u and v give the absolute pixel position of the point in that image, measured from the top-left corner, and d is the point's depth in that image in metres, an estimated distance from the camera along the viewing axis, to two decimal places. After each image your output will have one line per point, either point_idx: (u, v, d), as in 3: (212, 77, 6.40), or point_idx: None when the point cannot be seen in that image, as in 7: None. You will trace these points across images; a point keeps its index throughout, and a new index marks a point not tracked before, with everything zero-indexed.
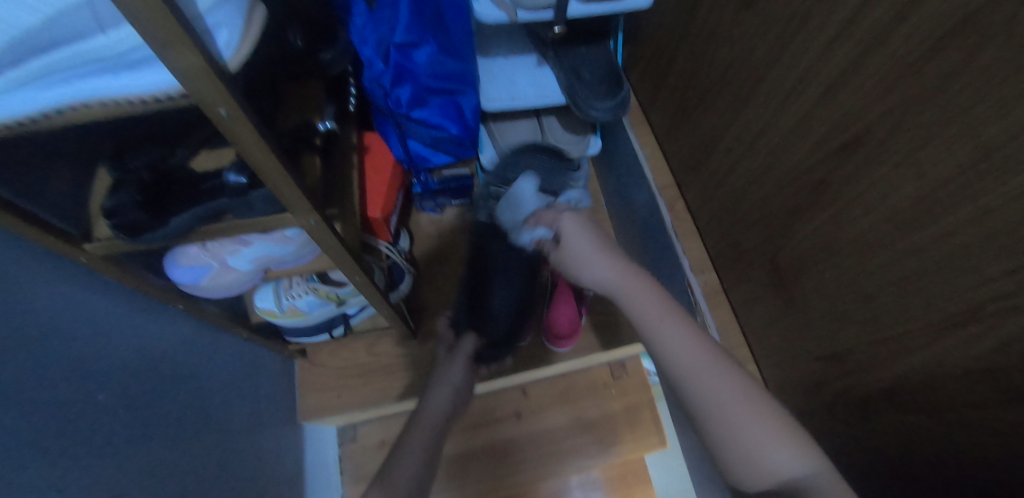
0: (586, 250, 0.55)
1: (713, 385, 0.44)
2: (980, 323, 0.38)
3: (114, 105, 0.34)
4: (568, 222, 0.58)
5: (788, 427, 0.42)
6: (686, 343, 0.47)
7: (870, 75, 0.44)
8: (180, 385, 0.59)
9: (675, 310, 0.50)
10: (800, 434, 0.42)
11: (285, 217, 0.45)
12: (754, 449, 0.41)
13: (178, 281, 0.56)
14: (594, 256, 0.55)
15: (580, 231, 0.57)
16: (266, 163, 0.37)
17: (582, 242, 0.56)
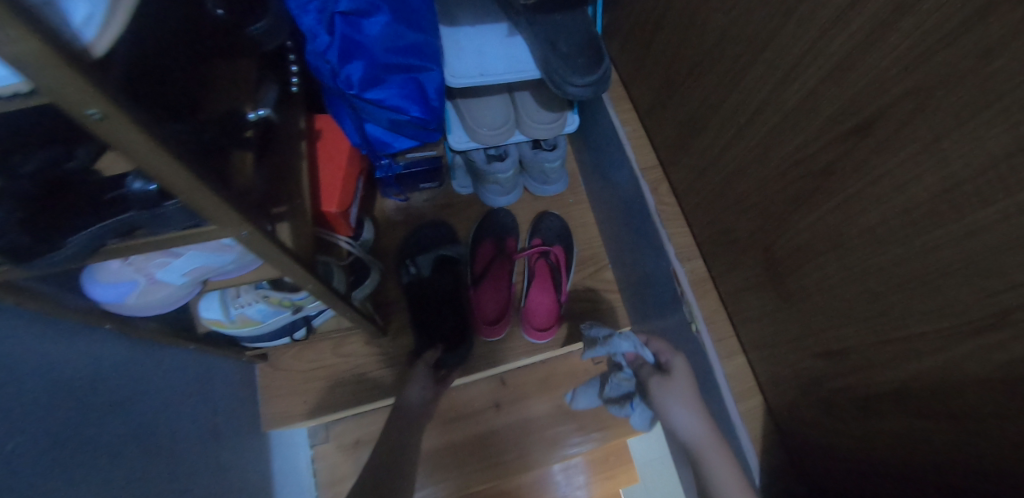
0: (688, 394, 0.58)
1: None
2: (1006, 330, 0.35)
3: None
4: (681, 362, 0.62)
5: None
6: None
7: (889, 51, 0.38)
8: (118, 413, 0.52)
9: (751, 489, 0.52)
10: None
11: (210, 229, 0.38)
12: None
13: (99, 300, 0.48)
14: (690, 403, 0.57)
15: (688, 376, 0.60)
16: (175, 170, 0.30)
17: (687, 384, 0.59)
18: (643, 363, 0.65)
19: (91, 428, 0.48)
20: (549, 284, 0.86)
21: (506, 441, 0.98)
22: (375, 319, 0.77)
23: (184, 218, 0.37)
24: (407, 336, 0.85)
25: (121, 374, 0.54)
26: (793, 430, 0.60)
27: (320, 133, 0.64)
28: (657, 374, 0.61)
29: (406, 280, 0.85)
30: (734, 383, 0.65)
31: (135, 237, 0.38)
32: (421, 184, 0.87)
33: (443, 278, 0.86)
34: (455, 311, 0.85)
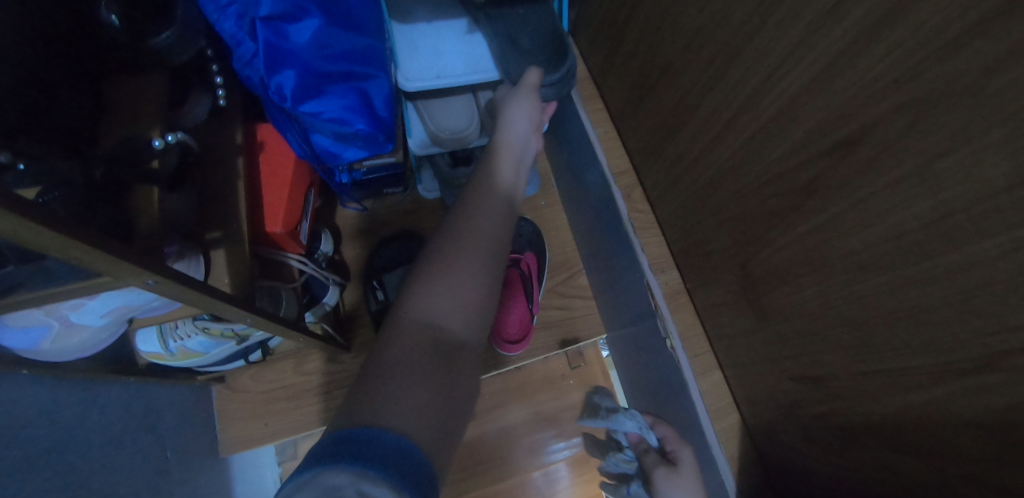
0: (692, 491, 0.59)
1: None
2: (999, 373, 0.32)
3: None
4: (688, 455, 0.64)
5: None
6: None
7: (877, 60, 0.34)
8: (54, 458, 0.47)
9: None
10: None
11: (106, 281, 0.32)
12: None
13: (9, 348, 0.43)
14: None
15: (693, 473, 0.62)
16: (34, 231, 0.25)
17: (690, 476, 0.61)
18: (648, 448, 0.68)
19: (25, 480, 0.43)
20: (524, 295, 0.83)
21: (482, 451, 0.95)
22: (335, 339, 0.72)
23: (71, 271, 0.32)
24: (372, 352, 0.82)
25: (59, 418, 0.49)
26: (770, 450, 0.58)
27: (263, 145, 0.59)
28: (664, 466, 0.63)
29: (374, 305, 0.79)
30: (710, 400, 0.63)
31: None
32: (384, 189, 0.82)
33: None
34: None
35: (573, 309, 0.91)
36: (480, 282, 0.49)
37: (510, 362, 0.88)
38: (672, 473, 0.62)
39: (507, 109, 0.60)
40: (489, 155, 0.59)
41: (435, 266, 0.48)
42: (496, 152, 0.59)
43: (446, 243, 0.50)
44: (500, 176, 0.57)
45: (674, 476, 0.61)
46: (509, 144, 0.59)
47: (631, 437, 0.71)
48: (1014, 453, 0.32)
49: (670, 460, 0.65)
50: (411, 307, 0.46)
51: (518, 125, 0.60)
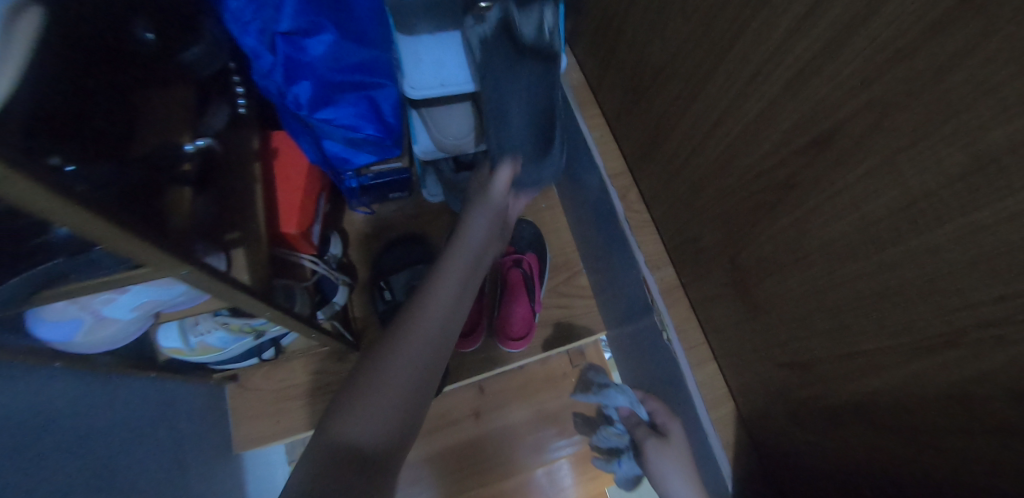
0: (678, 455, 0.70)
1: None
2: (962, 347, 0.35)
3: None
4: (677, 428, 0.72)
5: None
6: None
7: (845, 63, 0.38)
8: (72, 446, 0.50)
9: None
10: None
11: (143, 271, 0.36)
12: None
13: (45, 340, 0.46)
14: (680, 476, 0.67)
15: (682, 441, 0.71)
16: (87, 221, 0.28)
17: (678, 444, 0.71)
18: (639, 421, 0.77)
19: (42, 466, 0.46)
20: (526, 293, 0.86)
21: (486, 449, 0.97)
22: (344, 337, 0.75)
23: (114, 262, 0.36)
24: None
25: (79, 413, 0.52)
26: (763, 437, 0.60)
27: (277, 151, 0.62)
28: (654, 438, 0.73)
29: (381, 305, 0.82)
30: (705, 390, 0.66)
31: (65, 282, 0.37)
32: (389, 194, 0.85)
33: None
34: None
35: (574, 308, 0.94)
36: (406, 396, 0.50)
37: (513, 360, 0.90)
38: (661, 446, 0.71)
39: (467, 223, 0.66)
40: (442, 262, 0.62)
41: (366, 375, 0.51)
42: (448, 255, 0.62)
43: (385, 358, 0.52)
44: (452, 279, 0.60)
45: (663, 448, 0.71)
46: (464, 249, 0.63)
47: (624, 411, 0.81)
48: (980, 421, 0.35)
49: (660, 431, 0.74)
50: (332, 427, 0.48)
51: (474, 239, 0.65)
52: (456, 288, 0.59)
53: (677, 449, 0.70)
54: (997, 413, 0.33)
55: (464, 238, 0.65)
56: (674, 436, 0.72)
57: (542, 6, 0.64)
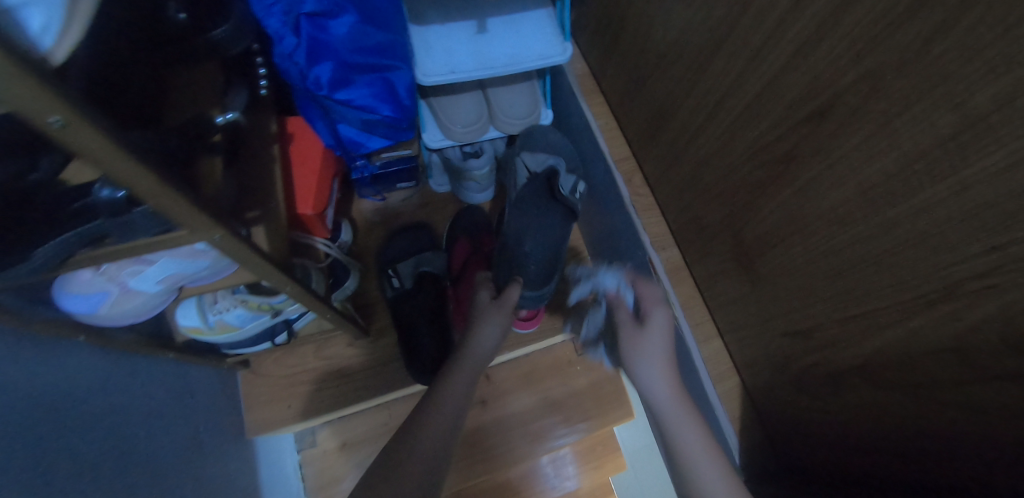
0: (658, 346, 0.61)
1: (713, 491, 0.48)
2: (957, 301, 0.37)
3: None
4: (661, 316, 0.63)
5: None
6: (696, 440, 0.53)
7: (840, 37, 0.40)
8: (98, 423, 0.51)
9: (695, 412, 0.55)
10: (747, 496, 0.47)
11: (180, 235, 0.38)
12: None
13: (71, 312, 0.47)
14: (658, 365, 0.59)
15: (661, 332, 0.62)
16: (134, 176, 0.30)
17: (656, 339, 0.61)
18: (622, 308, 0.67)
19: (73, 440, 0.47)
20: None
21: (495, 436, 0.99)
22: (355, 320, 0.77)
23: (149, 224, 0.37)
24: (389, 337, 0.86)
25: (99, 389, 0.53)
26: (767, 406, 0.63)
27: (294, 135, 0.64)
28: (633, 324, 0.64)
29: (387, 295, 0.83)
30: (711, 366, 0.68)
31: (104, 245, 0.38)
32: (398, 184, 0.87)
33: (424, 291, 0.83)
34: (437, 322, 0.83)
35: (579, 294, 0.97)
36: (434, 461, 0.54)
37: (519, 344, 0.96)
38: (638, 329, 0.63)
39: (479, 325, 0.68)
40: (450, 374, 0.63)
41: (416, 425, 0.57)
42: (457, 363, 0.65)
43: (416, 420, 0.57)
44: (463, 378, 0.63)
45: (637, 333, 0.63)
46: (489, 326, 0.69)
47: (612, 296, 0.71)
48: (970, 369, 0.37)
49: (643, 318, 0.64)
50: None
51: (483, 346, 0.66)
52: (466, 389, 0.62)
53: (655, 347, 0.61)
54: (981, 357, 0.36)
55: (472, 348, 0.66)
56: (653, 325, 0.62)
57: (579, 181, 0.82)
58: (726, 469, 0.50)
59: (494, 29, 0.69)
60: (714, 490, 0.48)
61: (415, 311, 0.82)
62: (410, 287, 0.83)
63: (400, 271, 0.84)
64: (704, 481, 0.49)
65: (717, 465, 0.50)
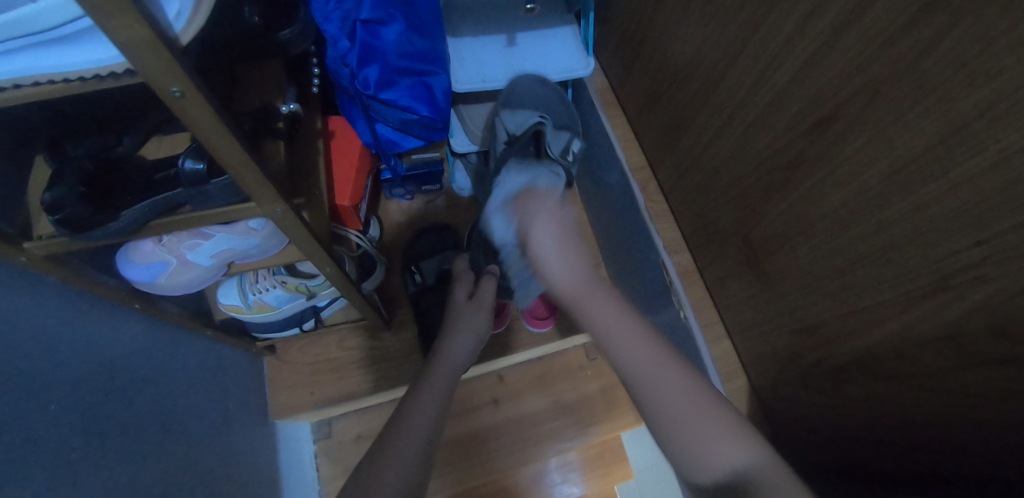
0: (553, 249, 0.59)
1: (672, 404, 0.46)
2: (948, 293, 0.40)
3: (15, 91, 0.30)
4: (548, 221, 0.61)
5: (743, 431, 0.43)
6: (636, 345, 0.51)
7: (842, 54, 0.45)
8: (143, 390, 0.55)
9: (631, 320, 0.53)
10: (747, 433, 0.43)
11: (249, 207, 0.43)
12: (699, 454, 0.43)
13: (132, 280, 0.52)
14: (559, 261, 0.58)
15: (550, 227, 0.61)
16: (223, 146, 0.35)
17: (550, 237, 0.60)
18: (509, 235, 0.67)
19: (119, 404, 0.51)
20: None
21: (505, 437, 1.01)
22: (380, 311, 0.81)
23: (223, 195, 0.42)
24: (409, 331, 0.89)
25: (145, 358, 0.57)
26: (774, 404, 0.66)
27: (335, 133, 0.69)
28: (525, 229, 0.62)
29: (410, 290, 0.88)
30: (721, 364, 0.72)
31: (179, 213, 0.43)
32: (423, 186, 0.92)
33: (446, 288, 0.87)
34: None
35: None
36: (422, 450, 0.51)
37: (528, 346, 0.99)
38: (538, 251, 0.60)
39: (454, 328, 0.67)
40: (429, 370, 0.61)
41: (403, 413, 0.54)
42: (436, 359, 0.63)
43: (403, 411, 0.54)
44: (444, 376, 0.60)
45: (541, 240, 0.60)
46: (466, 330, 0.67)
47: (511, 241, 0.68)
48: (959, 357, 0.40)
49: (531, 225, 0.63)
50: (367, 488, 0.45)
51: (458, 347, 0.65)
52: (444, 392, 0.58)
53: (562, 261, 0.58)
54: (970, 345, 0.39)
55: (446, 349, 0.64)
56: (547, 240, 0.60)
57: (574, 136, 0.79)
58: (683, 374, 0.48)
59: (521, 43, 0.76)
60: (679, 410, 0.46)
61: (436, 305, 0.86)
62: (432, 283, 0.87)
63: (423, 267, 0.88)
64: (662, 393, 0.47)
65: (674, 374, 0.48)
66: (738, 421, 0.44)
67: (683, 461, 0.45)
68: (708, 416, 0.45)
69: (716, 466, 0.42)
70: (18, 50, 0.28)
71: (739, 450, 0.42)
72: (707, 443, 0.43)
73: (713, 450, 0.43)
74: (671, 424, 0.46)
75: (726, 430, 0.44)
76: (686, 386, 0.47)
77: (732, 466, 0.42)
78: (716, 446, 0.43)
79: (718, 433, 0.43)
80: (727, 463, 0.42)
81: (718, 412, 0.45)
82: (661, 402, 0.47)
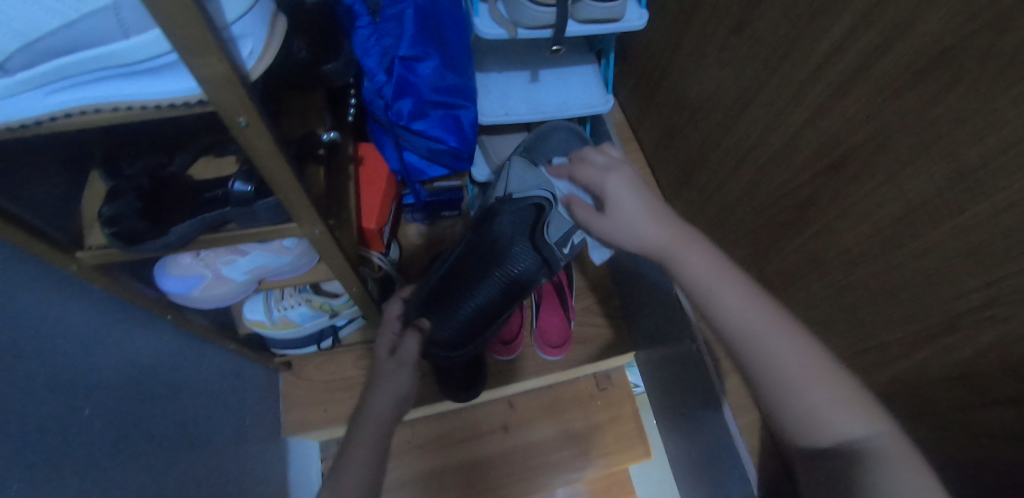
0: (632, 212, 0.48)
1: (788, 365, 0.38)
2: (958, 333, 0.41)
3: (96, 114, 0.33)
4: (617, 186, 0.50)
5: (854, 392, 0.38)
6: (745, 300, 0.41)
7: (853, 101, 0.47)
8: (168, 400, 0.57)
9: (728, 266, 0.44)
10: (866, 398, 0.38)
11: (290, 227, 0.46)
12: (814, 412, 0.37)
13: (168, 292, 0.54)
14: (636, 218, 0.48)
15: (625, 190, 0.50)
16: (275, 169, 0.37)
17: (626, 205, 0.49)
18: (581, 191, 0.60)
19: (145, 412, 0.52)
20: (558, 305, 0.94)
21: (512, 464, 1.00)
22: None
23: (268, 216, 0.44)
24: None
25: (174, 369, 0.59)
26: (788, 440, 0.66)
27: (363, 158, 0.72)
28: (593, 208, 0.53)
29: None
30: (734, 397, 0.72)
31: (224, 229, 0.45)
32: (442, 213, 0.95)
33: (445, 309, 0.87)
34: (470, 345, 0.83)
35: (606, 326, 1.01)
36: None
37: (530, 377, 0.95)
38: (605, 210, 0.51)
39: (377, 385, 0.59)
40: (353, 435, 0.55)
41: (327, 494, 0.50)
42: (360, 423, 0.57)
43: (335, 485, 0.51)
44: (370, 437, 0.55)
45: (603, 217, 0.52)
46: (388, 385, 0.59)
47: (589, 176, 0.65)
48: (973, 396, 0.41)
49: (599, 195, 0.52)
50: None
51: (381, 407, 0.57)
52: (376, 461, 0.53)
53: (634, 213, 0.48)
54: (982, 385, 0.40)
55: (368, 413, 0.57)
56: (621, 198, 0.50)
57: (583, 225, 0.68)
58: (796, 334, 0.40)
59: (545, 79, 0.80)
60: (787, 366, 0.38)
61: None
62: None
63: None
64: (774, 358, 0.39)
65: (786, 337, 0.39)
66: (852, 384, 0.38)
67: (790, 425, 0.38)
68: (827, 380, 0.38)
69: (833, 439, 0.37)
70: (112, 79, 0.31)
71: (859, 421, 0.37)
72: (823, 413, 0.37)
73: (829, 420, 0.37)
74: (780, 388, 0.38)
75: (842, 393, 0.37)
76: (802, 348, 0.39)
77: (850, 437, 0.36)
78: (834, 417, 0.37)
79: (836, 403, 0.37)
80: (844, 435, 0.36)
81: (834, 375, 0.38)
82: (774, 361, 0.39)
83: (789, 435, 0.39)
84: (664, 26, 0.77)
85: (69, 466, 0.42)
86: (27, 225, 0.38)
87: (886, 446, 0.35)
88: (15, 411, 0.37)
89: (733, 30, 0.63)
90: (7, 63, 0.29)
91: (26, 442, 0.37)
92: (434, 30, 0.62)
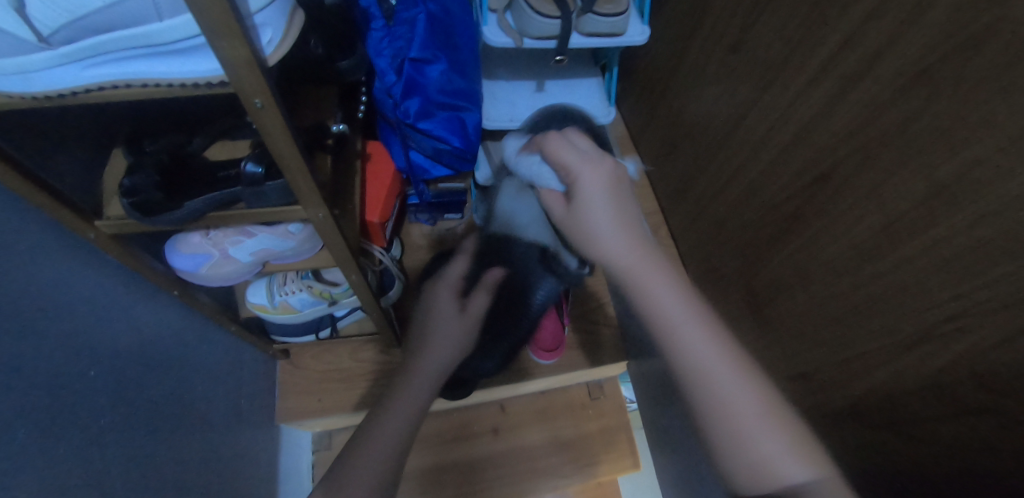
0: (602, 222, 0.44)
1: (737, 411, 0.39)
2: (932, 343, 0.42)
3: (127, 89, 0.36)
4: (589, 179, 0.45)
5: (796, 435, 0.39)
6: (704, 341, 0.41)
7: (838, 118, 0.49)
8: (168, 372, 0.59)
9: (687, 296, 0.43)
10: (806, 442, 0.39)
11: (296, 209, 0.48)
12: (760, 463, 0.38)
13: (177, 267, 0.56)
14: (607, 228, 0.44)
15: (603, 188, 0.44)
16: (286, 150, 0.40)
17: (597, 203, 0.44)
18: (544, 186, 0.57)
19: (146, 380, 0.55)
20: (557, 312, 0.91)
21: (500, 468, 1.00)
22: (393, 327, 0.84)
23: (278, 196, 0.47)
24: None
25: (177, 344, 0.61)
26: None
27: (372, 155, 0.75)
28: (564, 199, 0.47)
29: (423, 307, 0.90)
30: None
31: (234, 208, 0.48)
32: (445, 213, 0.98)
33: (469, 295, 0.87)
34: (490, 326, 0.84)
35: (601, 335, 1.02)
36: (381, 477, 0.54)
37: (523, 380, 0.96)
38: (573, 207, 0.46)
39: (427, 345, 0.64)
40: (382, 412, 0.58)
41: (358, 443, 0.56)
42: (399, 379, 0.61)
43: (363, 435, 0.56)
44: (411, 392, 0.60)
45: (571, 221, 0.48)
46: (424, 374, 0.61)
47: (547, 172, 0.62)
48: (946, 406, 0.42)
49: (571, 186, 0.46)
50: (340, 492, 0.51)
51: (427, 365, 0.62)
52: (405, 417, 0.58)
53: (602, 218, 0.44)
54: (952, 394, 0.41)
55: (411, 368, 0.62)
56: (589, 197, 0.44)
57: None
58: (748, 380, 0.40)
59: (550, 89, 0.84)
60: (734, 412, 0.39)
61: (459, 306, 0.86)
62: None
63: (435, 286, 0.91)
64: (723, 405, 0.40)
65: (737, 382, 0.40)
66: (795, 430, 0.39)
67: (736, 475, 0.39)
68: (772, 434, 0.39)
69: (778, 486, 0.38)
70: (145, 56, 0.34)
71: (802, 466, 0.38)
72: (772, 464, 0.38)
73: (774, 469, 0.38)
74: (734, 439, 0.39)
75: (789, 441, 0.39)
76: (750, 392, 0.40)
77: (795, 485, 0.37)
78: (782, 468, 0.38)
79: (783, 451, 0.38)
80: (789, 482, 0.37)
81: (779, 423, 0.39)
82: (726, 410, 0.39)
83: (729, 481, 0.40)
84: (666, 45, 0.81)
85: (73, 423, 0.44)
86: (52, 191, 0.41)
87: (824, 489, 0.37)
88: (24, 365, 0.39)
89: (731, 49, 0.65)
90: (51, 37, 0.32)
91: (34, 396, 0.39)
92: (445, 37, 0.66)
